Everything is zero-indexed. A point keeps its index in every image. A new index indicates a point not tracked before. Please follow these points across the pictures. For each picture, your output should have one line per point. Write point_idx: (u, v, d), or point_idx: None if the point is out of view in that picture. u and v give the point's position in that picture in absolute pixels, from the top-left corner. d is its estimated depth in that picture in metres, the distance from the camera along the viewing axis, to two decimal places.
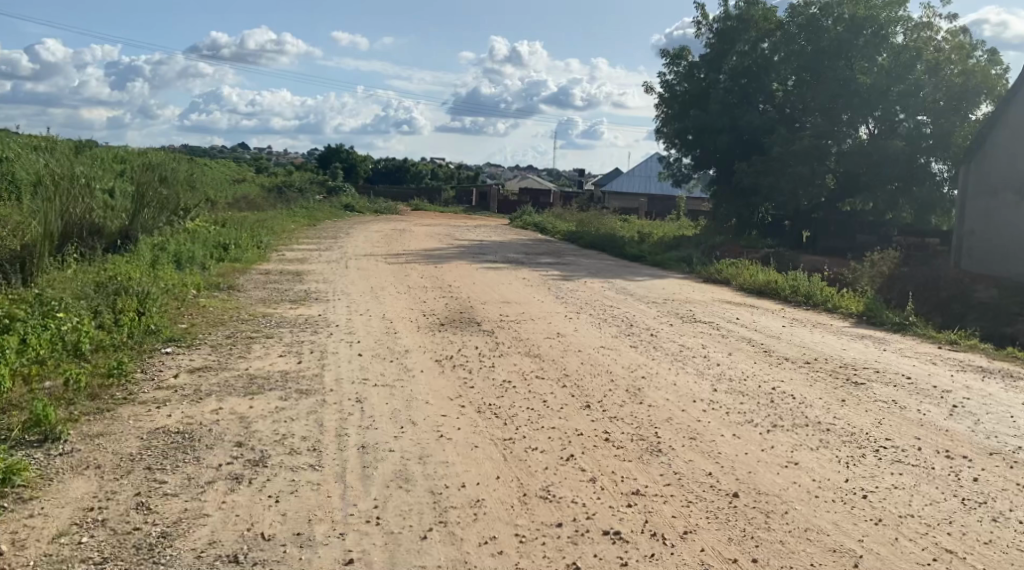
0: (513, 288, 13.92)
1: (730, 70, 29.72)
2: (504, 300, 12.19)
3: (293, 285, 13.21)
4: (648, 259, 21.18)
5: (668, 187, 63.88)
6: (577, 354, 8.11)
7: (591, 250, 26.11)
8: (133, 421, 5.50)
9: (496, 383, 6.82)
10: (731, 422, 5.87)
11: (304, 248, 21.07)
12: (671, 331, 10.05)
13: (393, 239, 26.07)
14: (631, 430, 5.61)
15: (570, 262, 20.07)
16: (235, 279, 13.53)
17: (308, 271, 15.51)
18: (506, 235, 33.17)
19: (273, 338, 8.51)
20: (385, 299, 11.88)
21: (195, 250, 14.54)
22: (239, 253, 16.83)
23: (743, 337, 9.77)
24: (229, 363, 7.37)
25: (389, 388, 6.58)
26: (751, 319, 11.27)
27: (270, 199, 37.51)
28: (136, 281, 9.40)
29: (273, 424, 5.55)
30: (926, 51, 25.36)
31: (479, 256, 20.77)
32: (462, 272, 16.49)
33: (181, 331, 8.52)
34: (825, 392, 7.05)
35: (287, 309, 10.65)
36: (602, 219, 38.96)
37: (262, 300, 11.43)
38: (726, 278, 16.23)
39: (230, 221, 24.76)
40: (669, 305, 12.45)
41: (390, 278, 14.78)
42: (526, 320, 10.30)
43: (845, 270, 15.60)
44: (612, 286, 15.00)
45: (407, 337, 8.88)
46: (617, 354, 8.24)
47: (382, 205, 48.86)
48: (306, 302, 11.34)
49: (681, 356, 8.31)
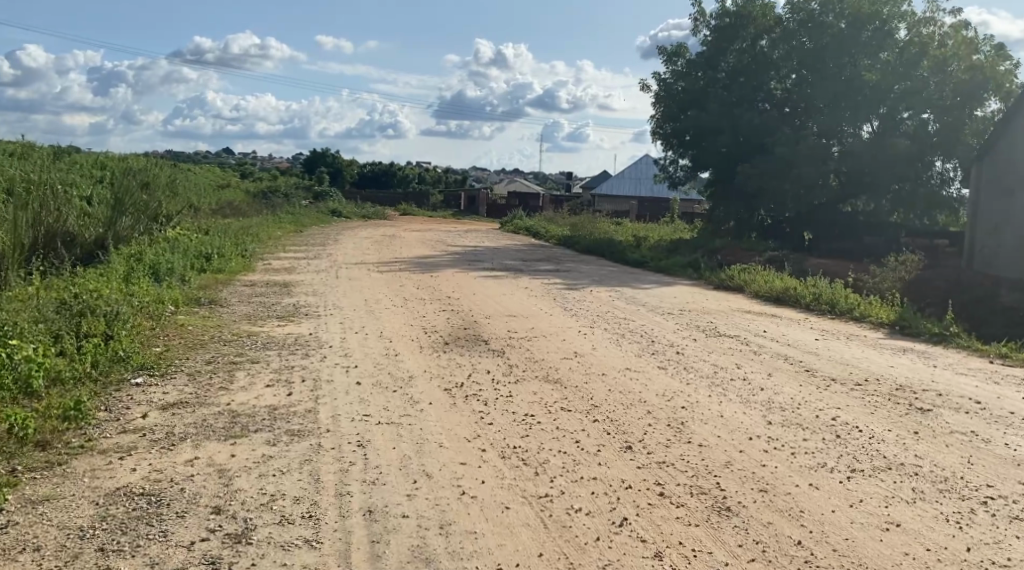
0: (517, 299, 13.02)
1: (729, 68, 28.91)
2: (510, 313, 11.27)
3: (281, 298, 12.27)
4: (650, 264, 20.35)
5: (658, 189, 63.23)
6: (603, 380, 7.19)
7: (589, 255, 25.27)
8: (89, 478, 4.57)
9: (517, 419, 5.89)
10: (801, 468, 4.97)
11: (292, 256, 20.11)
12: (697, 348, 9.15)
13: (383, 245, 25.15)
14: (687, 480, 4.70)
15: (570, 269, 19.18)
16: (217, 293, 12.56)
17: (295, 282, 14.58)
18: (500, 240, 32.27)
19: (260, 363, 7.55)
20: (381, 314, 10.94)
21: (174, 261, 13.60)
22: (222, 263, 15.85)
23: (778, 355, 8.90)
24: (209, 396, 6.41)
25: (394, 427, 5.64)
26: (780, 332, 10.40)
27: (255, 205, 36.44)
28: (105, 300, 8.44)
29: (259, 479, 4.62)
30: (932, 46, 24.51)
31: (475, 263, 19.89)
32: (459, 281, 15.59)
33: (154, 356, 7.56)
34: (892, 423, 6.17)
35: (274, 328, 9.71)
36: (596, 222, 38.13)
37: (246, 316, 10.48)
38: (739, 285, 15.40)
39: (214, 228, 23.75)
40: (688, 317, 11.56)
41: (384, 289, 13.87)
42: (539, 337, 9.38)
43: (864, 275, 14.81)
44: (621, 295, 14.12)
45: (409, 360, 7.93)
46: (647, 378, 7.32)
47: (370, 211, 47.88)
48: (295, 319, 10.38)
49: (718, 381, 7.40)
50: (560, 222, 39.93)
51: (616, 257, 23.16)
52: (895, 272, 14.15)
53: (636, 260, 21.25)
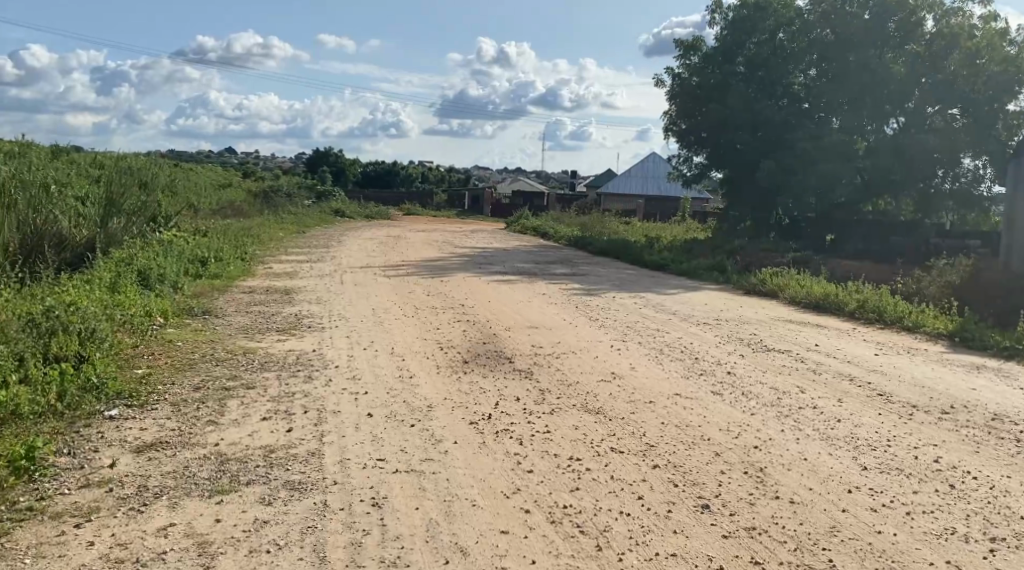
0: (538, 307, 12.02)
1: (746, 62, 27.91)
2: (532, 324, 10.29)
3: (281, 307, 11.27)
4: (669, 267, 19.38)
5: (665, 187, 62.19)
6: (653, 410, 6.21)
7: (603, 256, 24.30)
8: (32, 558, 3.59)
9: (561, 464, 4.88)
10: (927, 536, 3.98)
11: (295, 260, 19.15)
12: (748, 368, 8.14)
13: (389, 247, 24.20)
14: (791, 558, 3.72)
15: (587, 273, 18.20)
16: (213, 302, 11.62)
17: (298, 288, 13.65)
18: (509, 240, 31.25)
19: (255, 390, 6.55)
20: (392, 326, 9.95)
21: (167, 267, 12.66)
22: (220, 269, 14.85)
23: (842, 375, 7.89)
24: (195, 434, 5.41)
25: (415, 476, 4.65)
26: (834, 347, 9.41)
27: (257, 206, 35.43)
28: (82, 313, 7.45)
29: (249, 557, 3.64)
30: (962, 37, 23.44)
31: (486, 266, 18.94)
32: (472, 286, 14.64)
33: (134, 381, 6.57)
34: (1007, 466, 5.16)
35: (273, 343, 8.72)
36: (607, 221, 37.14)
37: (242, 329, 9.48)
38: (772, 291, 14.43)
39: (213, 229, 22.80)
40: (727, 328, 10.56)
41: (393, 296, 12.91)
42: (568, 354, 8.39)
43: (907, 279, 13.80)
44: (648, 302, 13.14)
45: (426, 383, 6.90)
46: (703, 408, 6.32)
47: (374, 211, 46.93)
48: (297, 332, 9.38)
49: (785, 411, 6.41)
50: (569, 222, 38.87)
51: (633, 258, 22.16)
52: (942, 275, 13.15)
53: (656, 262, 20.24)
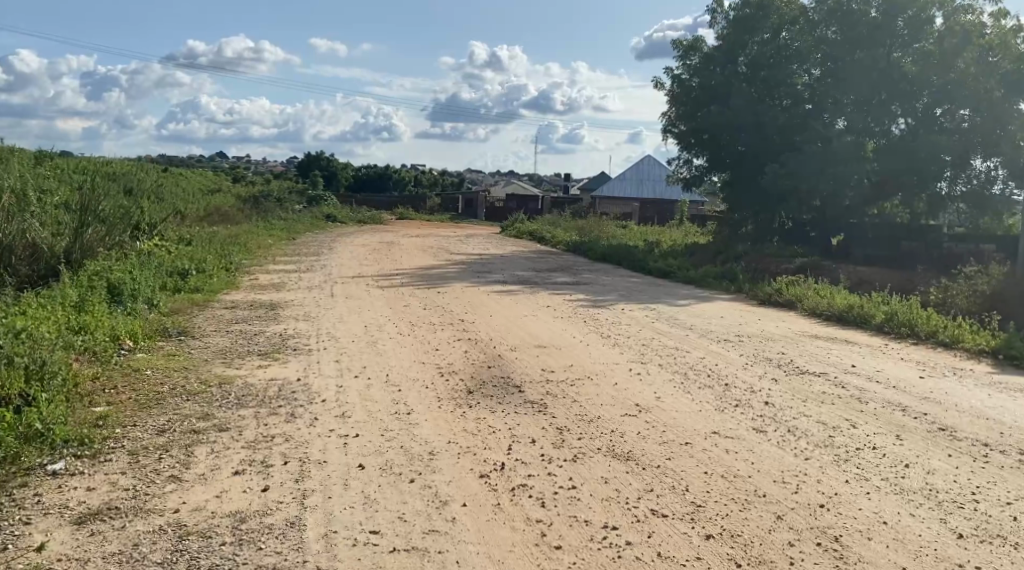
0: (543, 323, 11.14)
1: (749, 62, 27.11)
2: (539, 343, 9.42)
3: (265, 326, 10.36)
4: (676, 275, 18.56)
5: (660, 190, 61.50)
6: (692, 457, 5.36)
7: (604, 263, 23.45)
8: None
9: (596, 537, 4.05)
10: None
11: (283, 269, 18.25)
12: (786, 396, 7.27)
13: (382, 254, 23.30)
14: None
15: (590, 281, 17.38)
16: (191, 320, 10.71)
17: (285, 302, 12.76)
18: (505, 246, 30.38)
19: (229, 433, 5.66)
20: (386, 347, 9.05)
21: (142, 281, 11.75)
22: (202, 282, 13.91)
23: (891, 404, 7.04)
24: (150, 497, 4.51)
25: (419, 558, 3.79)
26: (872, 368, 8.56)
27: (245, 211, 34.44)
28: (32, 340, 6.53)
29: None
30: (975, 34, 22.71)
31: (484, 274, 18.07)
32: (470, 298, 13.78)
33: (87, 423, 5.66)
34: None
35: (253, 370, 7.81)
36: (604, 225, 36.32)
37: (220, 353, 8.55)
38: (790, 302, 13.62)
39: (198, 237, 21.86)
40: (751, 346, 9.72)
41: (387, 311, 12.03)
42: (584, 380, 7.54)
43: (934, 289, 13.00)
44: (660, 315, 12.31)
45: (426, 422, 6.02)
46: (749, 452, 5.48)
47: (366, 215, 45.98)
48: (279, 356, 8.47)
49: (841, 453, 5.57)
50: (565, 226, 38.00)
51: (636, 266, 21.34)
52: (974, 283, 12.32)
53: (661, 269, 19.39)
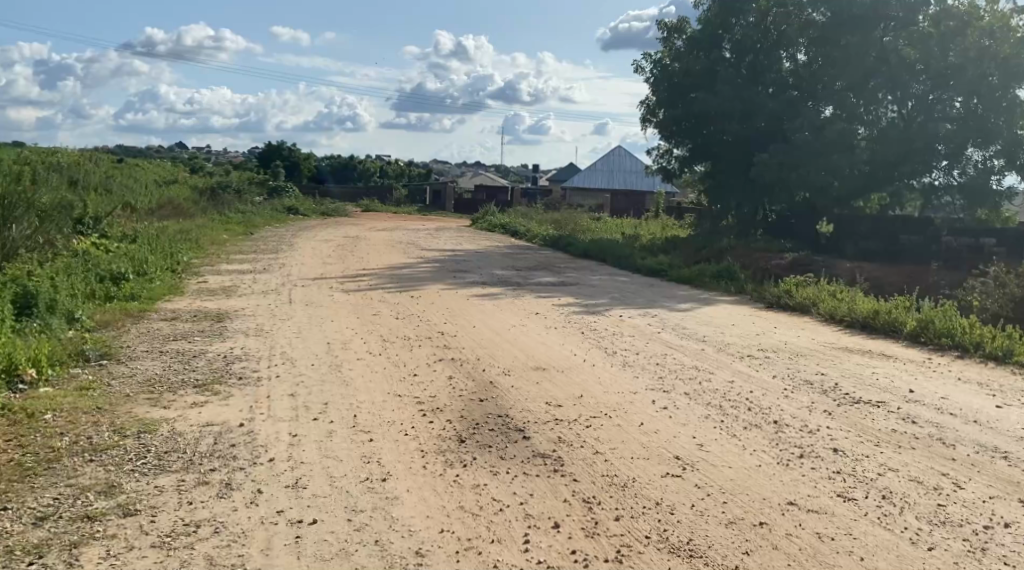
0: (535, 338, 9.66)
1: (733, 46, 25.44)
2: (537, 366, 7.94)
3: (208, 345, 8.75)
4: (666, 274, 17.23)
5: (631, 181, 60.34)
6: (777, 551, 3.91)
7: (586, 260, 22.07)
8: None
9: None
10: None
11: (237, 269, 16.57)
12: (854, 438, 5.85)
13: (347, 250, 21.65)
14: None
15: (577, 281, 15.94)
16: (116, 338, 9.04)
17: (233, 311, 11.12)
18: (479, 241, 28.82)
19: (133, 523, 4.07)
20: (353, 374, 7.49)
21: (60, 290, 10.02)
22: (139, 288, 12.18)
23: (984, 450, 5.63)
24: None
25: None
26: (936, 395, 7.16)
27: (201, 204, 32.48)
28: None
29: None
30: (975, 17, 21.47)
31: (459, 274, 16.55)
32: (447, 304, 12.24)
33: None
34: None
35: (184, 411, 6.19)
36: (580, 218, 34.97)
37: (145, 387, 6.91)
38: (803, 306, 12.30)
39: (144, 232, 20.00)
40: (783, 366, 8.32)
41: (353, 322, 10.47)
42: (602, 420, 6.05)
43: (962, 291, 11.75)
44: (665, 324, 10.91)
45: (410, 495, 4.50)
46: (853, 542, 4.02)
47: (331, 207, 44.12)
48: (221, 389, 6.86)
49: (972, 534, 4.15)
50: (539, 219, 36.60)
51: (622, 263, 19.93)
52: (1006, 282, 11.14)
53: (649, 266, 18.04)
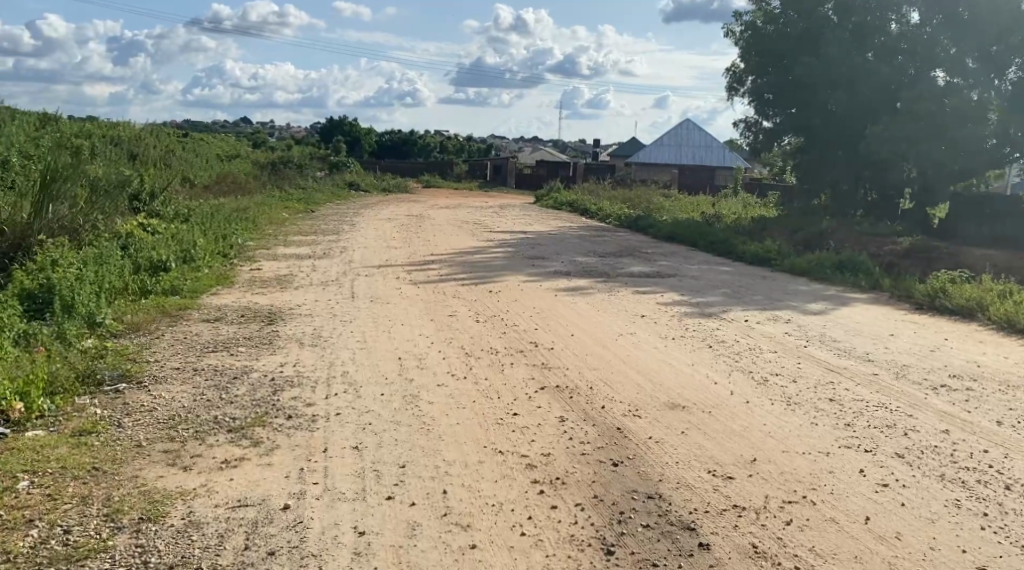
0: (653, 353, 7.71)
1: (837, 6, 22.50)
2: (673, 403, 6.00)
3: (252, 361, 7.04)
4: (774, 263, 15.08)
5: (699, 158, 57.50)
6: None
7: (672, 243, 20.04)
8: None
9: None
10: None
11: (293, 253, 14.97)
12: None
13: (411, 231, 19.97)
14: None
15: (674, 271, 13.92)
16: (140, 348, 7.37)
17: (287, 310, 9.42)
18: (551, 221, 26.91)
19: None
20: (434, 413, 5.67)
21: (85, 284, 8.44)
22: (182, 279, 10.60)
23: None
24: None
25: None
26: None
27: (261, 179, 31.27)
28: None
29: None
30: None
31: (539, 261, 14.65)
32: (534, 302, 10.37)
33: None
34: None
35: (211, 476, 4.45)
36: (655, 196, 32.71)
37: (165, 430, 5.20)
38: (969, 310, 10.07)
39: (197, 208, 18.60)
40: (1001, 405, 6.22)
41: (428, 326, 8.67)
42: (806, 511, 4.10)
43: None
44: (806, 332, 8.85)
45: None
46: None
47: (392, 183, 42.66)
48: (261, 436, 5.11)
49: None
50: (611, 196, 34.44)
51: (716, 248, 17.84)
52: None
53: (752, 252, 15.91)
